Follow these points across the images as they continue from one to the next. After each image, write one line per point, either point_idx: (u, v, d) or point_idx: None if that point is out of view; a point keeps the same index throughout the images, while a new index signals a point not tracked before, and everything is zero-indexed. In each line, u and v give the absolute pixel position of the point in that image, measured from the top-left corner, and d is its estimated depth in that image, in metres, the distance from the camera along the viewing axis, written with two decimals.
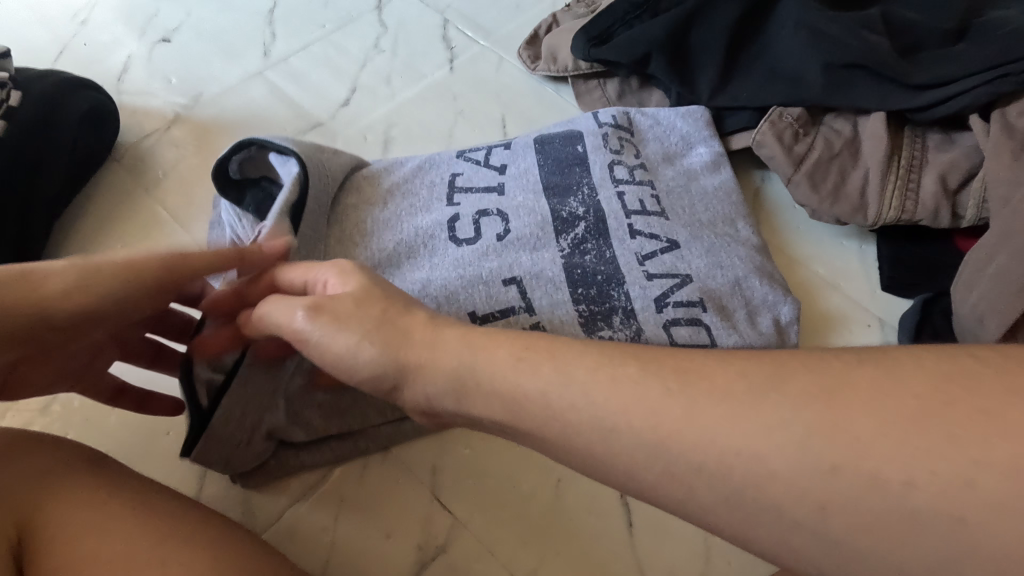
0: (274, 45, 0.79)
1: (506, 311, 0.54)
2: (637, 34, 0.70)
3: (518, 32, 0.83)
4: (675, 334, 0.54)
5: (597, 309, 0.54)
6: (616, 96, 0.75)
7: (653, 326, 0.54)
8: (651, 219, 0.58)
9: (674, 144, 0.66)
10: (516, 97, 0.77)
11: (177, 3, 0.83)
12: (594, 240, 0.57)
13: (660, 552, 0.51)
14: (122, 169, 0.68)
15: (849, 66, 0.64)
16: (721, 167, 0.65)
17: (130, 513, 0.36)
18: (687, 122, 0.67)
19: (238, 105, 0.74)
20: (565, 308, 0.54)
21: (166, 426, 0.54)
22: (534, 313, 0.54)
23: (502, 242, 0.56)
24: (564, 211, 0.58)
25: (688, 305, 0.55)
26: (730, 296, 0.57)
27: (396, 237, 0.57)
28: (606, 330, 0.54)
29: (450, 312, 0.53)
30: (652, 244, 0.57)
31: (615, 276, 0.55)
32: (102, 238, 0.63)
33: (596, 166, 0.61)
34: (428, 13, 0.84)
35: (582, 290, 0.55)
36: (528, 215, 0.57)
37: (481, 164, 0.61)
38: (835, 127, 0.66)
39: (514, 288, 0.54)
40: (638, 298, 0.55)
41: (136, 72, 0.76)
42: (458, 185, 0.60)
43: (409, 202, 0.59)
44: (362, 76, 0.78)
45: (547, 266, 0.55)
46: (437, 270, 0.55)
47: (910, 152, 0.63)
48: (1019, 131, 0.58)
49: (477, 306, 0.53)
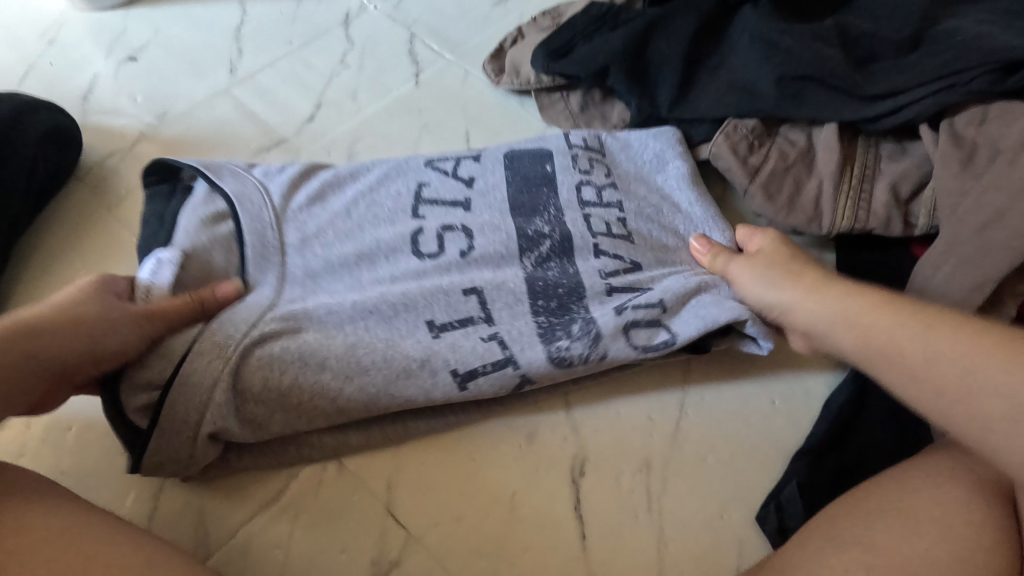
0: (241, 62, 0.80)
1: (465, 321, 0.54)
2: (597, 48, 0.71)
3: (484, 46, 0.84)
4: (639, 344, 0.54)
5: (556, 321, 0.55)
6: (579, 108, 0.75)
7: (612, 335, 0.54)
8: (617, 240, 0.58)
9: (647, 162, 0.65)
10: (481, 110, 0.78)
11: (145, 21, 0.83)
12: (558, 257, 0.57)
13: (613, 565, 0.51)
14: (86, 188, 0.69)
15: (802, 78, 0.65)
16: (697, 184, 0.64)
17: (59, 538, 0.36)
18: (663, 141, 0.67)
19: (204, 122, 0.75)
20: (524, 320, 0.55)
21: (121, 445, 0.54)
22: (492, 324, 0.54)
23: (464, 259, 0.56)
24: (529, 230, 0.58)
25: (648, 306, 0.54)
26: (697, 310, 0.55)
27: (358, 248, 0.56)
28: (563, 338, 0.54)
29: (408, 320, 0.53)
30: (616, 264, 0.57)
31: (576, 289, 0.56)
32: (66, 256, 0.64)
33: (564, 186, 0.61)
34: (396, 27, 0.85)
35: (542, 302, 0.55)
36: (492, 233, 0.57)
37: (450, 174, 0.61)
38: (790, 138, 0.67)
39: (474, 299, 0.55)
40: (599, 313, 0.55)
41: (103, 91, 0.77)
42: (424, 197, 0.60)
43: (373, 212, 0.59)
44: (328, 91, 0.78)
45: (510, 279, 0.56)
46: (396, 281, 0.55)
47: (862, 162, 0.64)
48: (966, 141, 0.59)
49: (436, 316, 0.54)
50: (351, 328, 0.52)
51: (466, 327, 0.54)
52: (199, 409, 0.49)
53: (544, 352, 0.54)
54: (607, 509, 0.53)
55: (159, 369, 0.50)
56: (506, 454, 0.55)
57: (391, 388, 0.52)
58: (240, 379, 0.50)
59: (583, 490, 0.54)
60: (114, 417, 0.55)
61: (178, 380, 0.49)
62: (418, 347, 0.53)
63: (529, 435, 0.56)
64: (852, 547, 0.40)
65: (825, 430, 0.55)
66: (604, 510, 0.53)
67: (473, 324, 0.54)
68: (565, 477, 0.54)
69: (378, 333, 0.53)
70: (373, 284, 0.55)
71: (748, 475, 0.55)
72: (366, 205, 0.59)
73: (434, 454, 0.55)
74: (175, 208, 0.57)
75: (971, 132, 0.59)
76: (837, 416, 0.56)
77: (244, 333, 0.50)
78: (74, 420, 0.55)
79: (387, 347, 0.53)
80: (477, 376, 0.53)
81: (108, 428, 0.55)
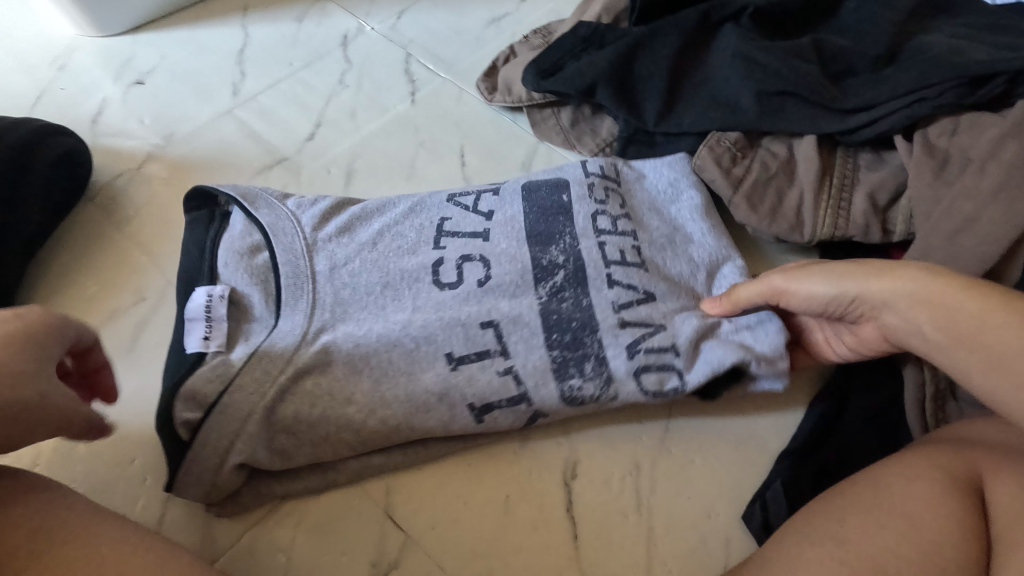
0: (243, 84, 0.83)
1: (483, 353, 0.55)
2: (585, 66, 0.74)
3: (478, 64, 0.87)
4: (650, 378, 0.55)
5: (569, 356, 0.55)
6: (569, 124, 0.78)
7: (624, 370, 0.55)
8: (629, 269, 0.58)
9: (662, 192, 0.67)
10: (476, 127, 0.81)
11: (152, 46, 0.87)
12: (572, 288, 0.57)
13: (604, 565, 0.53)
14: (96, 208, 0.71)
15: (781, 93, 0.68)
16: (706, 214, 0.65)
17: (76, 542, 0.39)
18: (676, 169, 0.68)
19: (209, 142, 0.78)
20: (538, 354, 0.55)
21: (132, 454, 0.56)
22: (509, 358, 0.55)
23: (482, 288, 0.56)
24: (545, 259, 0.58)
25: (660, 351, 0.55)
26: (701, 338, 0.56)
27: (383, 277, 0.58)
28: (576, 378, 0.55)
29: (428, 352, 0.54)
30: (629, 294, 0.57)
31: (589, 323, 0.55)
32: (79, 273, 0.67)
33: (580, 215, 0.61)
34: (392, 48, 0.88)
35: (556, 336, 0.55)
36: (508, 263, 0.58)
37: (470, 209, 0.62)
38: (772, 149, 0.69)
39: (491, 332, 0.55)
40: (611, 346, 0.55)
41: (111, 114, 0.80)
42: (445, 230, 0.61)
43: (397, 242, 0.60)
44: (327, 111, 0.81)
45: (525, 312, 0.56)
46: (417, 312, 0.55)
47: (842, 172, 0.66)
48: (938, 151, 0.61)
49: (454, 348, 0.54)
50: (375, 361, 0.54)
51: (487, 365, 0.54)
52: (230, 438, 0.52)
53: (557, 390, 0.55)
54: (599, 517, 0.55)
55: (193, 389, 0.52)
56: (503, 459, 0.57)
57: (409, 417, 0.54)
58: (273, 409, 0.52)
59: (576, 494, 0.56)
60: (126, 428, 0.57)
61: (218, 407, 0.51)
62: (435, 385, 0.54)
63: (523, 440, 0.58)
64: (825, 542, 0.42)
65: (809, 432, 0.57)
66: (595, 512, 0.55)
67: (490, 357, 0.55)
68: (558, 478, 0.57)
69: (399, 365, 0.54)
70: (397, 325, 0.55)
71: (736, 479, 0.57)
72: (388, 246, 0.60)
73: (434, 465, 0.57)
74: (214, 237, 0.61)
75: (943, 142, 0.62)
76: (821, 418, 0.58)
77: (280, 371, 0.52)
78: None
79: (407, 380, 0.54)
80: (492, 411, 0.55)
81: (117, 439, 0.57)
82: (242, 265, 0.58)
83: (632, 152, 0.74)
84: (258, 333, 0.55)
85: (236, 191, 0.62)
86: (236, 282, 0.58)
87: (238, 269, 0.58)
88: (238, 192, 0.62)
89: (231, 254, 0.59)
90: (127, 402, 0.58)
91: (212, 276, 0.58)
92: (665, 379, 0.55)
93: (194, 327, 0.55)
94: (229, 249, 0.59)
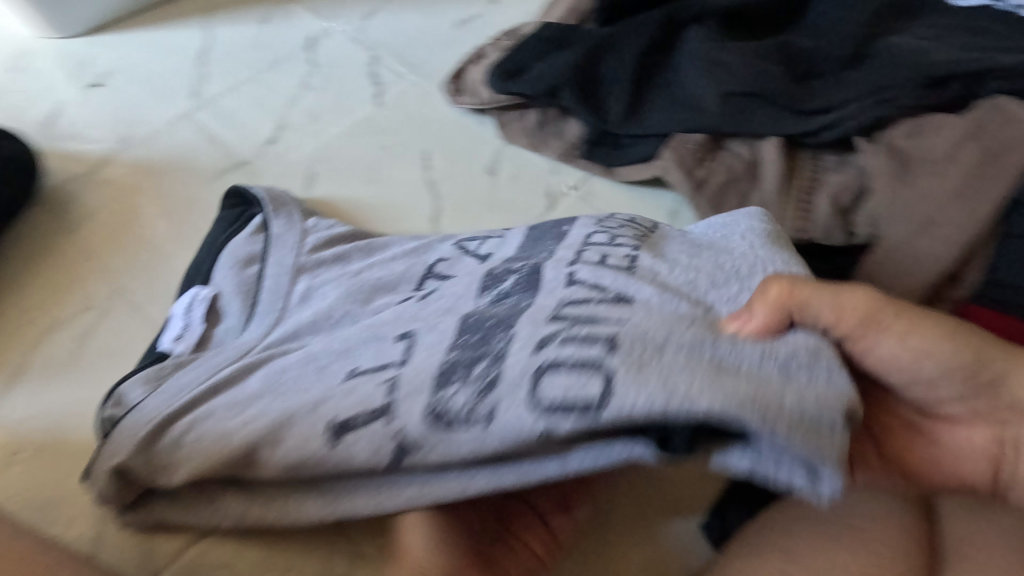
0: (204, 86, 0.82)
1: (383, 365, 0.45)
2: (548, 68, 0.73)
3: (445, 67, 0.86)
4: (540, 394, 0.37)
5: (465, 357, 0.42)
6: (535, 126, 0.77)
7: (518, 382, 0.38)
8: (603, 271, 0.44)
9: (718, 240, 0.49)
10: (441, 130, 0.80)
11: (112, 48, 0.85)
12: (520, 293, 0.46)
13: None
14: (45, 213, 0.69)
15: (744, 94, 0.67)
16: (775, 251, 0.46)
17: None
18: (742, 222, 0.51)
19: (167, 145, 0.76)
20: (434, 354, 0.43)
21: (68, 468, 0.53)
22: (401, 366, 0.43)
23: (420, 301, 0.49)
24: (500, 270, 0.50)
25: (584, 344, 0.38)
26: (657, 334, 0.37)
27: (348, 305, 0.54)
28: (456, 388, 0.40)
29: (337, 365, 0.47)
30: (590, 293, 0.43)
31: (506, 321, 0.43)
32: (25, 280, 0.65)
33: (573, 234, 0.51)
34: (358, 51, 0.87)
35: (464, 337, 0.43)
36: (465, 277, 0.51)
37: (469, 252, 0.57)
38: (735, 151, 0.67)
39: (404, 342, 0.45)
40: (518, 344, 0.40)
41: (67, 117, 0.78)
42: (436, 271, 0.55)
43: (382, 277, 0.56)
44: (290, 114, 0.80)
45: (451, 320, 0.45)
46: (349, 329, 0.49)
47: (806, 174, 0.64)
48: (900, 152, 0.60)
49: (359, 363, 0.46)
50: (284, 371, 0.48)
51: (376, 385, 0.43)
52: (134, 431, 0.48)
53: (428, 402, 0.41)
54: (513, 571, 0.47)
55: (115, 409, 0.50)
56: None
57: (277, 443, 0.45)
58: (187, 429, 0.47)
59: None
60: (65, 441, 0.55)
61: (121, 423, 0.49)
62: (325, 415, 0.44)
63: None
64: None
65: None
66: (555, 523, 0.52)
67: (387, 368, 0.44)
68: None
69: (303, 381, 0.47)
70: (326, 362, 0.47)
71: None
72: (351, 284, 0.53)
73: None
74: (225, 239, 0.62)
75: (905, 143, 0.61)
76: None
77: (201, 380, 0.49)
78: (23, 443, 0.55)
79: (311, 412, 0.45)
80: (350, 430, 0.43)
81: (55, 450, 0.54)
82: (238, 272, 0.59)
83: (598, 155, 0.74)
84: (228, 336, 0.55)
85: (268, 206, 0.64)
86: (226, 286, 0.58)
87: (235, 275, 0.59)
88: (268, 206, 0.64)
89: (230, 259, 0.60)
90: (71, 413, 0.56)
91: (207, 277, 0.59)
92: (563, 394, 0.36)
93: (181, 323, 0.56)
94: (232, 255, 0.60)
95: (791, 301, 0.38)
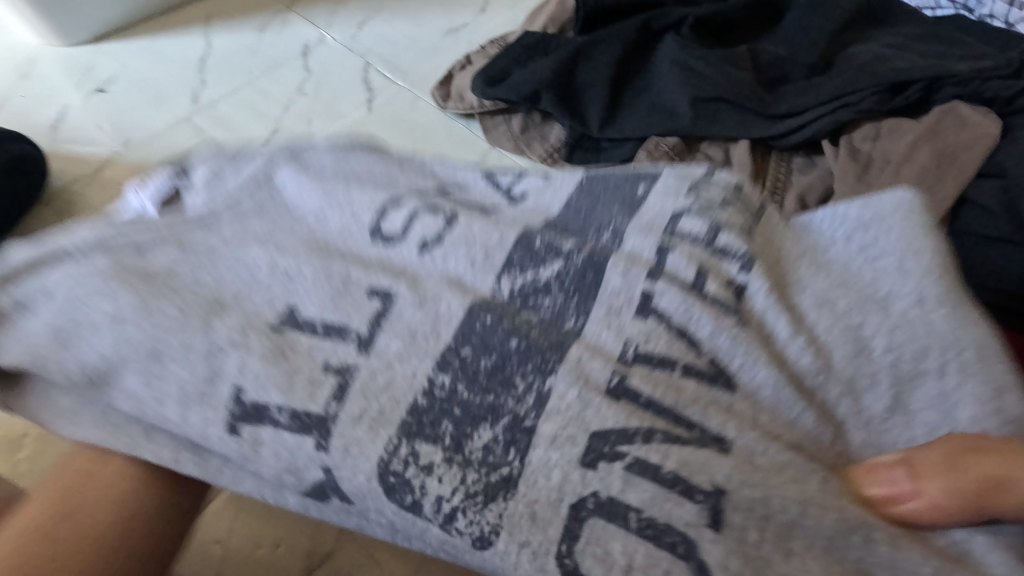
0: (203, 92, 0.85)
1: (335, 331, 0.41)
2: (530, 75, 0.76)
3: (434, 73, 0.89)
4: (559, 510, 0.35)
5: (472, 404, 0.37)
6: (519, 129, 0.80)
7: (539, 468, 0.35)
8: (680, 297, 0.40)
9: (841, 244, 0.43)
10: (429, 133, 0.83)
11: (113, 55, 0.89)
12: (566, 296, 0.41)
13: None
14: (51, 212, 0.73)
15: (716, 99, 0.70)
16: (969, 323, 0.39)
17: None
18: (890, 230, 0.42)
19: (166, 148, 0.80)
20: (423, 373, 0.39)
21: None
22: (366, 356, 0.39)
23: (421, 252, 0.44)
24: (547, 241, 0.43)
25: (627, 477, 0.34)
26: (772, 499, 0.34)
27: (316, 202, 0.49)
28: (427, 445, 0.37)
29: (280, 287, 0.43)
30: (655, 367, 0.38)
31: (545, 364, 0.38)
32: None
33: (651, 215, 0.45)
34: (351, 58, 0.90)
35: (482, 359, 0.38)
36: (483, 228, 0.45)
37: (499, 185, 0.52)
38: (709, 154, 0.71)
39: (375, 300, 0.41)
40: (528, 413, 0.37)
41: (71, 121, 0.82)
42: (448, 192, 0.51)
43: (369, 179, 0.51)
44: (284, 118, 0.84)
45: (459, 314, 0.40)
46: (295, 232, 0.47)
47: (775, 175, 0.68)
48: (862, 155, 0.64)
49: (300, 305, 0.42)
50: (218, 260, 0.45)
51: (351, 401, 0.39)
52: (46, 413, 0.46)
53: (385, 459, 0.37)
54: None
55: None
56: None
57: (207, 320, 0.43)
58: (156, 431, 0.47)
59: None
60: None
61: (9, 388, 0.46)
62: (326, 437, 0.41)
63: None
64: None
65: None
66: None
67: (348, 372, 0.39)
68: None
69: (233, 279, 0.44)
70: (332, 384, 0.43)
71: None
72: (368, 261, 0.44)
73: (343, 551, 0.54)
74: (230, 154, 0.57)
75: (866, 146, 0.64)
76: None
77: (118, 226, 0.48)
78: None
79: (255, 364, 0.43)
80: (260, 418, 0.39)
81: None
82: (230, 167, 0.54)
83: (578, 157, 0.77)
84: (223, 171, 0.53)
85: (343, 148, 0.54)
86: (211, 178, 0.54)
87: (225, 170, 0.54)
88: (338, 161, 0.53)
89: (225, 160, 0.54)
90: None
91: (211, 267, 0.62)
92: (600, 542, 0.34)
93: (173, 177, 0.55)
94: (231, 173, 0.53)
95: (991, 491, 0.33)
